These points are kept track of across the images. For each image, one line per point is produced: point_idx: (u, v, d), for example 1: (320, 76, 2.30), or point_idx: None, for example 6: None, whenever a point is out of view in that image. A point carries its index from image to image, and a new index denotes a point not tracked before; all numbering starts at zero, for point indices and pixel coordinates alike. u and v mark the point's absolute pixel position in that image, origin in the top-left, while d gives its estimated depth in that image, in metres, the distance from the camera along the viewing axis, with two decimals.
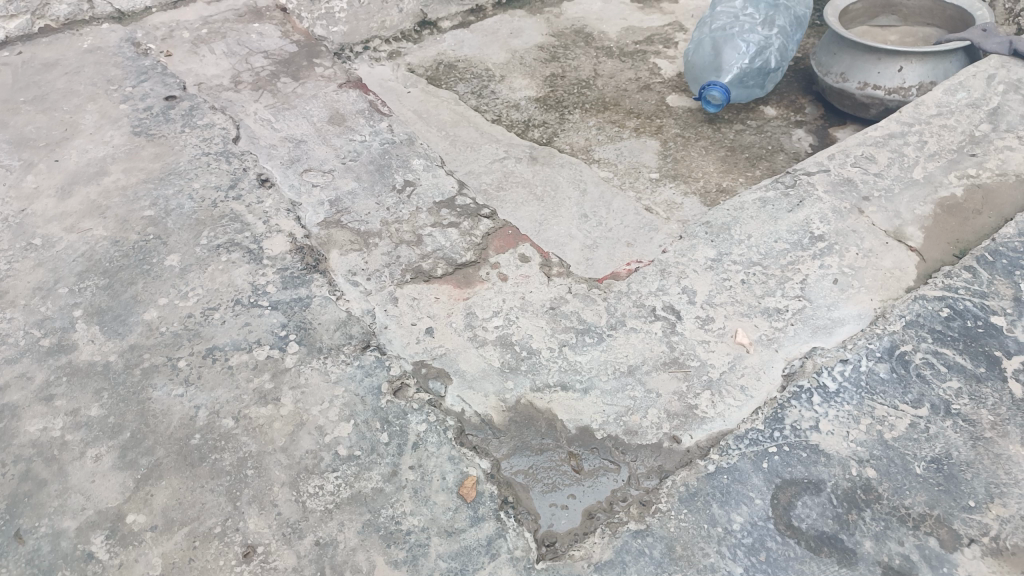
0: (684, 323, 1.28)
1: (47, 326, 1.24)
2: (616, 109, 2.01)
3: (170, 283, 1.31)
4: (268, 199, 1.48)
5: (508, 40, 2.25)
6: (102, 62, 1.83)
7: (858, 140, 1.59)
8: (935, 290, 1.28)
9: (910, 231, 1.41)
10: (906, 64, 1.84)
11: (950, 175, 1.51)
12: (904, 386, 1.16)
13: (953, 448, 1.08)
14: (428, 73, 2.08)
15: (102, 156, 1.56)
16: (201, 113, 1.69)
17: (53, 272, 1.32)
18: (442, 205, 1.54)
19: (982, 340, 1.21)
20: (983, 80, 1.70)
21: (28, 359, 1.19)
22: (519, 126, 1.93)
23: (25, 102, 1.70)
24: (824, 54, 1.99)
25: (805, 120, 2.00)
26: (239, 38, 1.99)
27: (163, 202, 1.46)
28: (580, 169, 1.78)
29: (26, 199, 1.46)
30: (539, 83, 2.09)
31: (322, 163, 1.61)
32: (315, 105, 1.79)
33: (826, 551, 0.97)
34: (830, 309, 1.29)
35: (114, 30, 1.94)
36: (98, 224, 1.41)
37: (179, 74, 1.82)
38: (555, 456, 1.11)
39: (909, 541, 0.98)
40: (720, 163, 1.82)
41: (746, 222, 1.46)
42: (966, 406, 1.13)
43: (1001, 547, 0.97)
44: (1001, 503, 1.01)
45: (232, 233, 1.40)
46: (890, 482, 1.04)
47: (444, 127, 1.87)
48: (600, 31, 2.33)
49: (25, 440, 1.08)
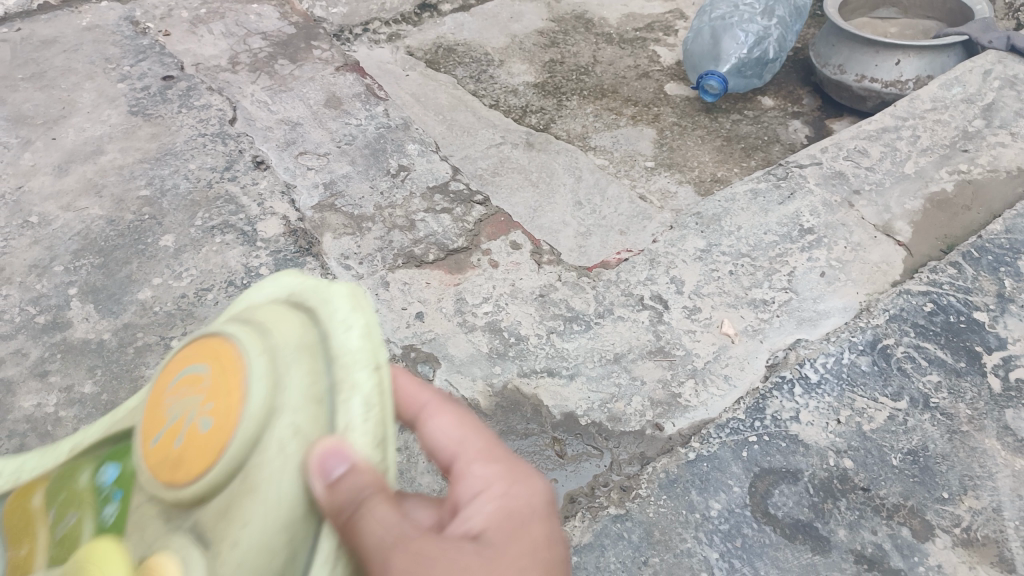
0: (671, 313, 1.30)
1: (43, 303, 1.25)
2: (614, 96, 2.02)
3: (164, 263, 1.32)
4: (263, 181, 1.50)
5: (508, 24, 2.25)
6: (100, 41, 1.83)
7: (851, 133, 1.61)
8: (920, 286, 1.30)
9: (899, 225, 1.43)
10: (903, 57, 1.85)
11: (941, 171, 1.53)
12: (885, 379, 1.17)
13: (929, 441, 1.10)
14: (427, 56, 2.09)
15: (99, 135, 1.57)
16: (198, 94, 1.70)
17: (49, 250, 1.34)
18: (436, 190, 1.55)
19: (964, 336, 1.23)
20: (979, 75, 1.71)
21: (23, 336, 1.20)
22: (517, 111, 1.94)
23: (23, 79, 1.70)
24: (823, 46, 2.01)
25: (802, 111, 2.01)
26: (238, 19, 1.98)
27: (159, 182, 1.47)
28: (576, 156, 1.79)
29: (22, 177, 1.47)
30: (538, 68, 2.10)
31: (318, 147, 1.62)
32: (312, 87, 1.79)
33: (800, 539, 0.99)
34: (817, 301, 1.30)
35: (113, 9, 1.94)
36: (94, 203, 1.43)
37: (177, 54, 1.82)
38: (539, 441, 1.13)
39: (882, 531, 1.00)
40: (716, 152, 1.84)
41: (736, 213, 1.47)
42: (944, 400, 1.14)
43: (971, 538, 0.99)
44: (974, 495, 1.04)
45: (226, 215, 1.41)
46: (866, 473, 1.06)
47: (442, 112, 1.89)
48: (600, 17, 2.33)
49: (18, 415, 1.10)
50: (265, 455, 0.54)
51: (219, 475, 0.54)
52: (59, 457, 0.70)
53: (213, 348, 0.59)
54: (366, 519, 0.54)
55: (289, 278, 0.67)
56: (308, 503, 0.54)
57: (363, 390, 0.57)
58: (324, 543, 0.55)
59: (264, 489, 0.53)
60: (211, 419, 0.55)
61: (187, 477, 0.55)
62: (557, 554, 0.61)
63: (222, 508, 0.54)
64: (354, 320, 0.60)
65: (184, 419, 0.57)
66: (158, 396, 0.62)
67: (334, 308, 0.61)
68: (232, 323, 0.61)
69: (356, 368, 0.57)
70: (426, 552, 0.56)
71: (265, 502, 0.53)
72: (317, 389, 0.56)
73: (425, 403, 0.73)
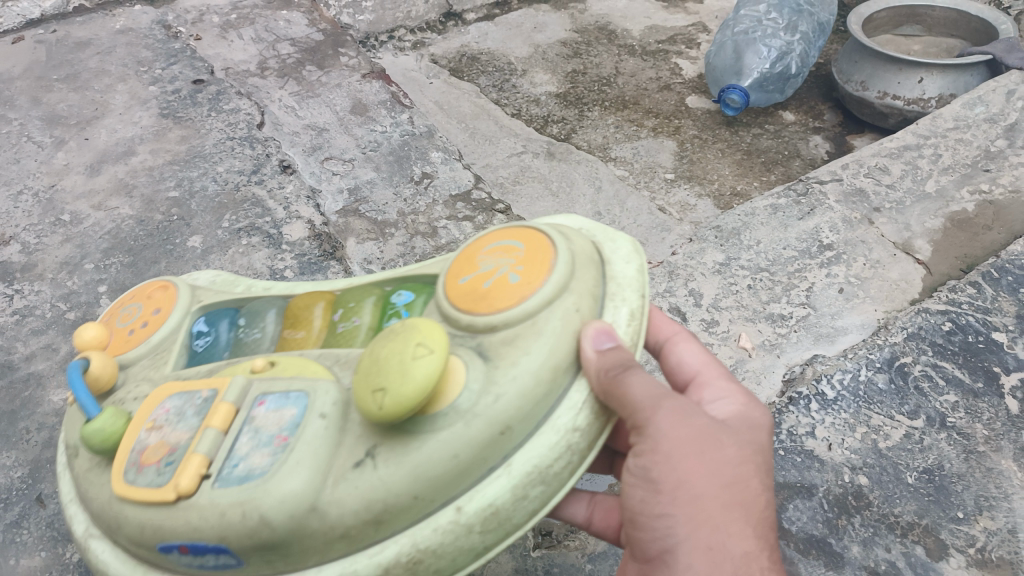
0: (689, 325, 1.31)
1: (73, 300, 1.28)
2: (636, 108, 2.03)
3: (191, 264, 1.35)
4: (289, 185, 1.52)
5: (532, 34, 2.28)
6: (133, 44, 1.86)
7: (872, 150, 1.61)
8: (939, 304, 1.30)
9: (918, 244, 1.44)
10: (927, 75, 1.86)
11: (962, 190, 1.53)
12: (901, 397, 1.17)
13: (945, 460, 1.10)
14: (451, 64, 2.12)
15: (131, 136, 1.60)
16: (227, 98, 1.72)
17: (80, 248, 1.37)
18: (458, 198, 1.57)
19: (982, 356, 1.23)
20: (1002, 95, 1.71)
21: (54, 332, 1.23)
22: (538, 120, 1.96)
23: (58, 80, 1.74)
24: (846, 62, 2.02)
25: (824, 127, 2.02)
26: (267, 25, 2.01)
27: (188, 183, 1.50)
28: (596, 167, 1.80)
29: (55, 175, 1.51)
30: (560, 78, 2.11)
31: (343, 153, 1.65)
32: (338, 94, 1.82)
33: (814, 554, 1.00)
34: (834, 317, 1.31)
35: (146, 12, 1.97)
36: (124, 203, 1.46)
37: (208, 58, 1.85)
38: None
39: (896, 548, 1.01)
40: (736, 166, 1.85)
41: (756, 227, 1.48)
42: (961, 420, 1.15)
43: (986, 558, 1.00)
44: (989, 515, 1.04)
45: (253, 217, 1.44)
46: (881, 490, 1.06)
47: (464, 120, 1.91)
48: (623, 28, 2.34)
49: (49, 409, 1.13)
50: (553, 311, 0.71)
51: (520, 307, 0.70)
52: (339, 284, 0.89)
53: (525, 234, 0.78)
54: (640, 378, 0.70)
55: (570, 220, 0.89)
56: (581, 357, 0.71)
57: (629, 305, 0.77)
58: (578, 394, 0.71)
59: (545, 334, 0.69)
60: (521, 275, 0.73)
61: (487, 308, 0.71)
62: (769, 459, 0.79)
63: (509, 338, 0.69)
64: (630, 259, 0.81)
65: (496, 270, 0.74)
66: (467, 252, 0.79)
67: (619, 249, 0.82)
68: (542, 225, 0.80)
69: (626, 289, 0.78)
70: (684, 414, 0.73)
71: (544, 343, 0.69)
72: (596, 294, 0.76)
73: (672, 335, 0.95)
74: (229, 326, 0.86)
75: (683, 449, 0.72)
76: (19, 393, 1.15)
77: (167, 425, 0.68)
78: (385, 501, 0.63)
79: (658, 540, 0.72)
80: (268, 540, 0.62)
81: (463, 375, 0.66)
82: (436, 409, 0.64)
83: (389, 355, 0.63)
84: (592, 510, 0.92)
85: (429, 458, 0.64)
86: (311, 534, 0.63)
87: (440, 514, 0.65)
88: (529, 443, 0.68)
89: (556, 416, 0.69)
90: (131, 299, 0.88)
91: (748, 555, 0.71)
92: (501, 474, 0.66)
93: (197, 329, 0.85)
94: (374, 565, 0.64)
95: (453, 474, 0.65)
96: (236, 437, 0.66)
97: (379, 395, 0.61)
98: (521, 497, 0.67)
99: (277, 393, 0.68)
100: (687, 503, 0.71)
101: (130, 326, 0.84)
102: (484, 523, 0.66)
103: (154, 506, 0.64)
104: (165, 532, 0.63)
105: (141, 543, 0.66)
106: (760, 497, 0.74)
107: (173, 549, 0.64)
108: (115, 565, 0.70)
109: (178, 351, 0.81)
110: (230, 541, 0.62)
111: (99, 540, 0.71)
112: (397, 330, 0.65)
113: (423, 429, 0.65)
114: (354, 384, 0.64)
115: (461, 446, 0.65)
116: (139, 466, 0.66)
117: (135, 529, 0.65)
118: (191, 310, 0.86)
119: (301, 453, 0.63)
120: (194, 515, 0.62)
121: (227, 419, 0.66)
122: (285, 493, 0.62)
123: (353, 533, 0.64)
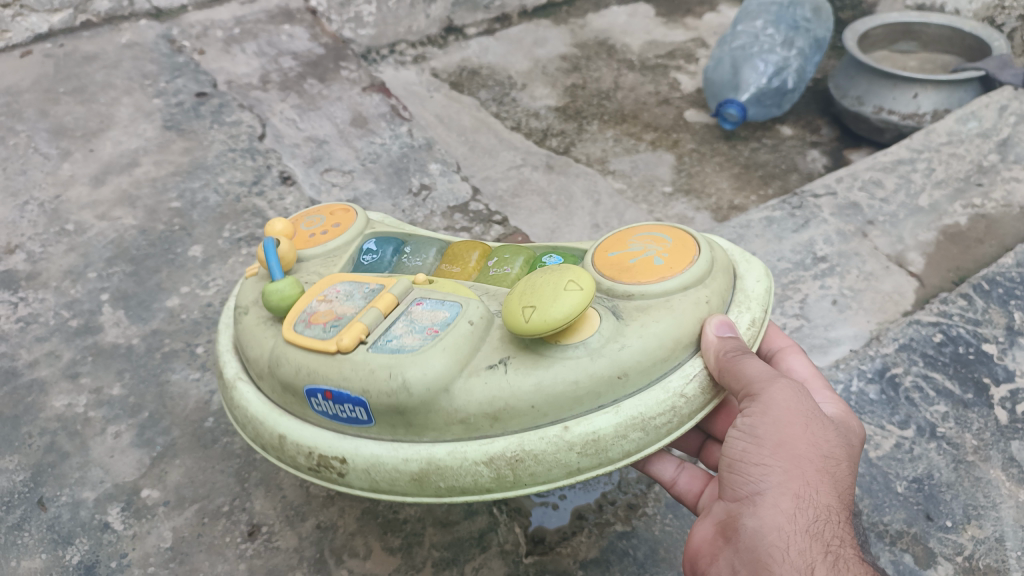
0: None
1: (76, 307, 1.30)
2: (634, 122, 2.06)
3: (192, 273, 1.37)
4: (289, 196, 1.54)
5: (533, 49, 2.31)
6: (139, 58, 1.89)
7: (866, 165, 1.64)
8: (930, 316, 1.32)
9: (911, 256, 1.46)
10: (921, 90, 1.88)
11: (955, 204, 1.55)
12: (892, 407, 1.19)
13: (935, 469, 1.11)
14: (452, 78, 2.15)
15: (134, 148, 1.63)
16: (230, 111, 1.75)
17: (84, 257, 1.39)
18: (456, 209, 1.59)
19: (972, 367, 1.24)
20: (995, 111, 1.73)
21: (57, 339, 1.25)
22: (537, 134, 1.99)
23: (64, 92, 1.77)
24: (843, 77, 2.04)
25: (821, 141, 2.04)
26: (270, 39, 2.04)
27: (190, 195, 1.53)
28: (595, 180, 1.82)
29: (60, 186, 1.53)
30: (560, 93, 2.14)
31: (343, 164, 1.67)
32: (339, 107, 1.84)
33: None
34: (827, 329, 1.33)
35: (151, 27, 2.00)
36: (128, 213, 1.48)
37: (212, 72, 1.88)
38: None
39: (885, 556, 1.02)
40: (733, 180, 1.88)
41: (751, 240, 1.50)
42: (950, 430, 1.16)
43: (974, 566, 1.01)
44: (977, 524, 1.05)
45: (253, 227, 1.46)
46: (870, 499, 1.08)
47: (465, 133, 1.93)
48: (622, 43, 2.38)
49: (50, 414, 1.15)
50: (682, 299, 0.85)
51: (660, 284, 0.86)
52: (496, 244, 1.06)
53: (678, 232, 0.93)
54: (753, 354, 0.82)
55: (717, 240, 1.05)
56: (705, 339, 0.84)
57: (752, 317, 0.90)
58: (693, 367, 0.83)
59: (674, 313, 0.84)
60: (665, 261, 0.88)
61: (629, 278, 0.87)
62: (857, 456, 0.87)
63: (641, 307, 0.84)
64: (760, 281, 0.95)
65: (646, 253, 0.90)
66: (623, 235, 0.95)
67: (753, 269, 0.96)
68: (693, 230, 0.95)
69: (753, 304, 0.91)
70: (794, 390, 0.82)
71: (672, 319, 0.83)
72: (726, 297, 0.91)
73: (781, 347, 1.09)
74: (392, 250, 1.03)
75: (790, 415, 0.81)
76: (22, 398, 1.17)
77: (336, 301, 0.85)
78: (509, 403, 0.78)
79: (751, 484, 0.80)
80: (403, 402, 0.77)
81: (597, 322, 0.81)
82: (566, 341, 0.79)
83: (546, 283, 0.77)
84: (680, 472, 0.97)
85: (555, 380, 0.78)
86: (441, 412, 0.78)
87: (551, 429, 0.78)
88: (639, 394, 0.80)
89: (668, 379, 0.82)
90: (317, 211, 1.06)
91: (829, 511, 0.78)
92: (610, 411, 0.79)
93: (366, 247, 1.02)
94: (483, 451, 0.78)
95: (569, 396, 0.78)
96: (394, 321, 0.81)
97: (529, 310, 0.75)
98: (622, 435, 0.79)
99: (434, 299, 0.83)
100: (784, 457, 0.79)
101: (313, 231, 1.01)
102: (584, 446, 0.78)
103: (316, 354, 0.80)
104: (316, 376, 0.79)
105: (290, 387, 0.82)
106: (846, 476, 0.82)
107: (318, 392, 0.80)
108: (257, 403, 0.87)
109: (346, 261, 0.99)
110: (370, 395, 0.77)
111: (244, 383, 0.90)
112: (552, 269, 0.80)
113: (552, 354, 0.79)
114: (508, 301, 0.78)
115: (582, 375, 0.78)
116: (309, 323, 0.83)
117: (292, 368, 0.81)
118: (365, 233, 1.04)
119: (448, 342, 0.78)
120: (347, 366, 0.78)
121: (390, 307, 0.82)
122: (430, 371, 0.76)
123: (471, 420, 0.78)
